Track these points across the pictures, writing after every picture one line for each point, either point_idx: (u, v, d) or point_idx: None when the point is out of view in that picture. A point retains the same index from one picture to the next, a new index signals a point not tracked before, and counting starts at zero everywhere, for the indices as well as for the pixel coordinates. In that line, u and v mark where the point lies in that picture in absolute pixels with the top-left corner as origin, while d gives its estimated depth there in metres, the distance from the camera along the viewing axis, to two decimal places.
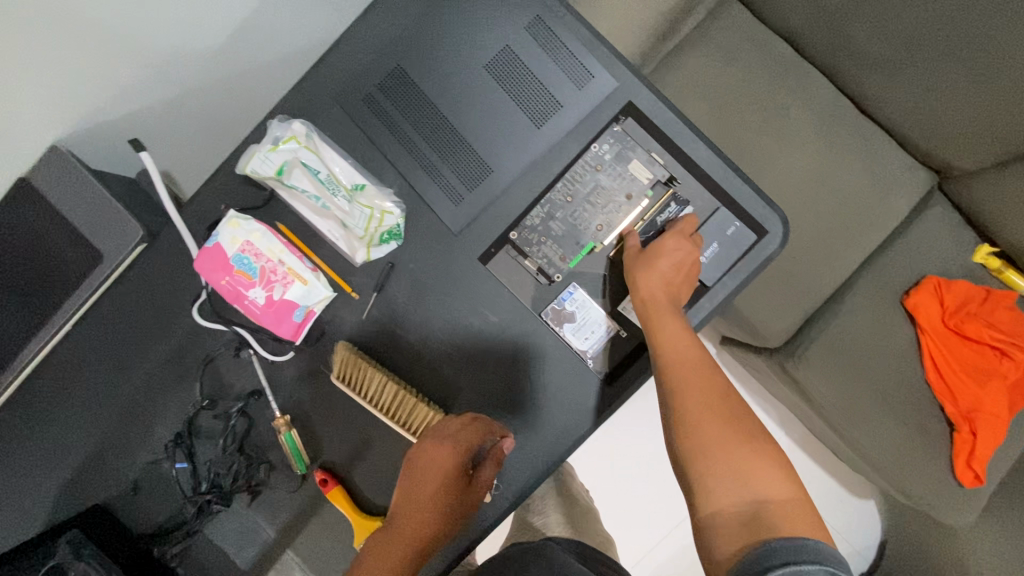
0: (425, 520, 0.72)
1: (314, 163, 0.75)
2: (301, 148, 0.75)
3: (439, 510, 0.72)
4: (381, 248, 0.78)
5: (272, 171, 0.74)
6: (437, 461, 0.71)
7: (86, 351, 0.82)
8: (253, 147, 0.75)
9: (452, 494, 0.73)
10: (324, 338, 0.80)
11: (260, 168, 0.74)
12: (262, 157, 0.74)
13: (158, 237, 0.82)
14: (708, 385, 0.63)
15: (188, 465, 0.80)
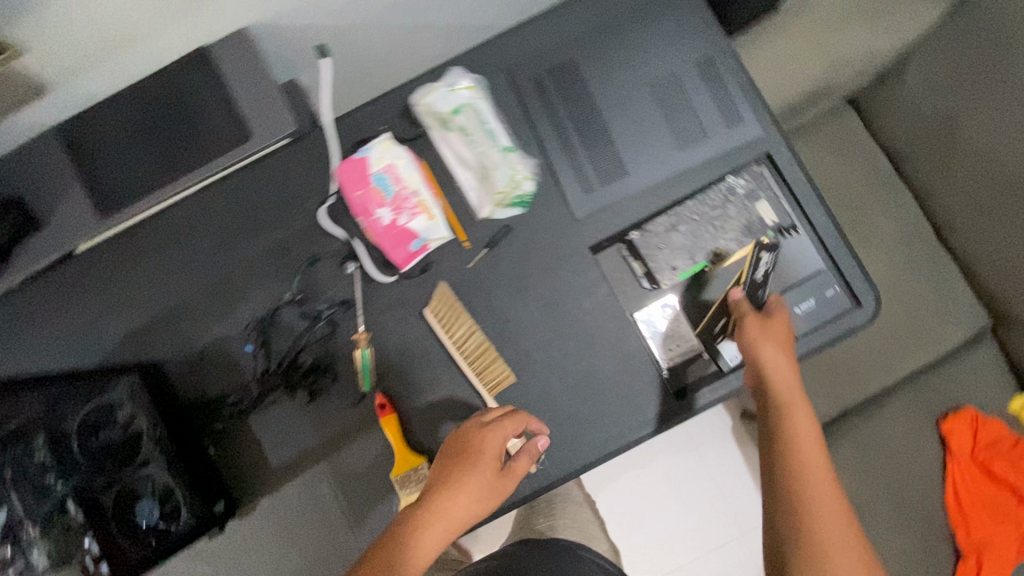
0: (468, 508, 0.71)
1: (484, 115, 0.82)
2: (477, 99, 0.82)
3: (478, 501, 0.71)
4: (506, 210, 0.82)
5: (449, 108, 0.81)
6: (481, 446, 0.72)
7: (197, 217, 0.86)
8: (435, 83, 0.83)
9: (489, 488, 0.72)
10: (424, 275, 0.83)
11: (436, 102, 0.81)
12: (442, 93, 0.81)
13: (302, 138, 0.86)
14: (811, 463, 0.69)
15: (261, 350, 0.83)
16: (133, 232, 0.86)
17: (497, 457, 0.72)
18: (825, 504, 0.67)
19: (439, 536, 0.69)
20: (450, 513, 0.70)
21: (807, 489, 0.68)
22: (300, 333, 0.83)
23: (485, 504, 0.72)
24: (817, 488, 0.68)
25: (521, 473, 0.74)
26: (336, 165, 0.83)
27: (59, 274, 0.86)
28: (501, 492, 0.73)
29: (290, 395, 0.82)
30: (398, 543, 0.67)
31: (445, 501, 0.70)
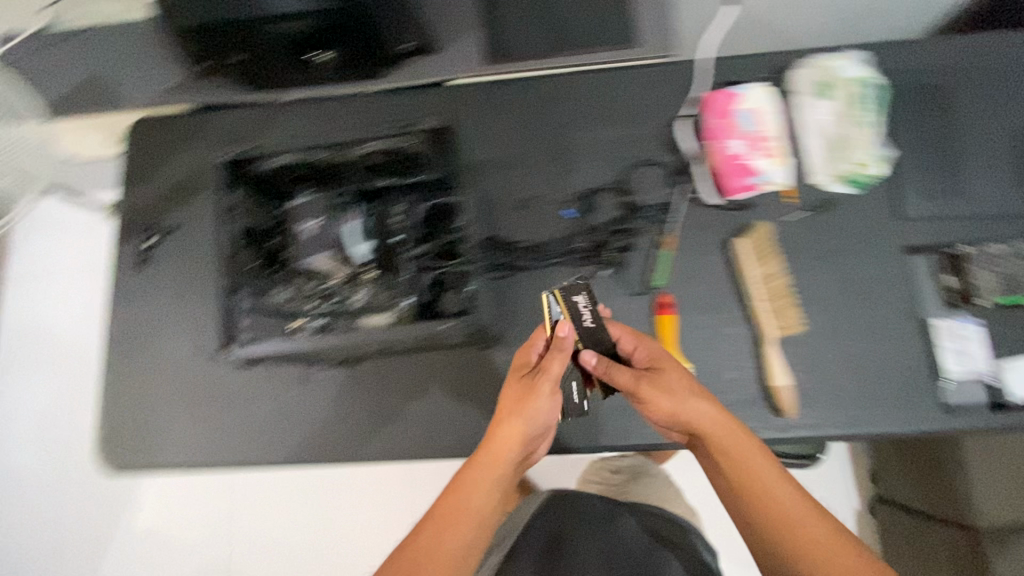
0: (505, 461, 0.70)
1: (872, 99, 0.88)
2: (874, 83, 0.88)
3: (517, 430, 0.70)
4: (842, 185, 0.89)
5: (852, 77, 0.88)
6: (524, 364, 0.75)
7: (558, 91, 0.96)
8: (844, 53, 0.89)
9: (529, 409, 0.70)
10: (742, 212, 0.89)
11: (838, 70, 0.89)
12: (847, 66, 0.89)
13: (675, 61, 0.95)
14: (727, 426, 0.69)
15: (576, 218, 0.91)
16: (501, 85, 0.98)
17: (519, 366, 0.75)
18: (811, 524, 0.63)
19: (450, 522, 0.66)
20: (482, 461, 0.69)
21: (778, 507, 0.64)
22: (615, 216, 0.91)
23: (523, 438, 0.70)
24: (779, 497, 0.64)
25: (556, 369, 0.70)
26: (709, 91, 0.91)
27: (427, 93, 0.98)
28: (539, 414, 0.71)
29: (586, 265, 0.89)
30: (449, 515, 0.66)
31: (470, 481, 0.68)
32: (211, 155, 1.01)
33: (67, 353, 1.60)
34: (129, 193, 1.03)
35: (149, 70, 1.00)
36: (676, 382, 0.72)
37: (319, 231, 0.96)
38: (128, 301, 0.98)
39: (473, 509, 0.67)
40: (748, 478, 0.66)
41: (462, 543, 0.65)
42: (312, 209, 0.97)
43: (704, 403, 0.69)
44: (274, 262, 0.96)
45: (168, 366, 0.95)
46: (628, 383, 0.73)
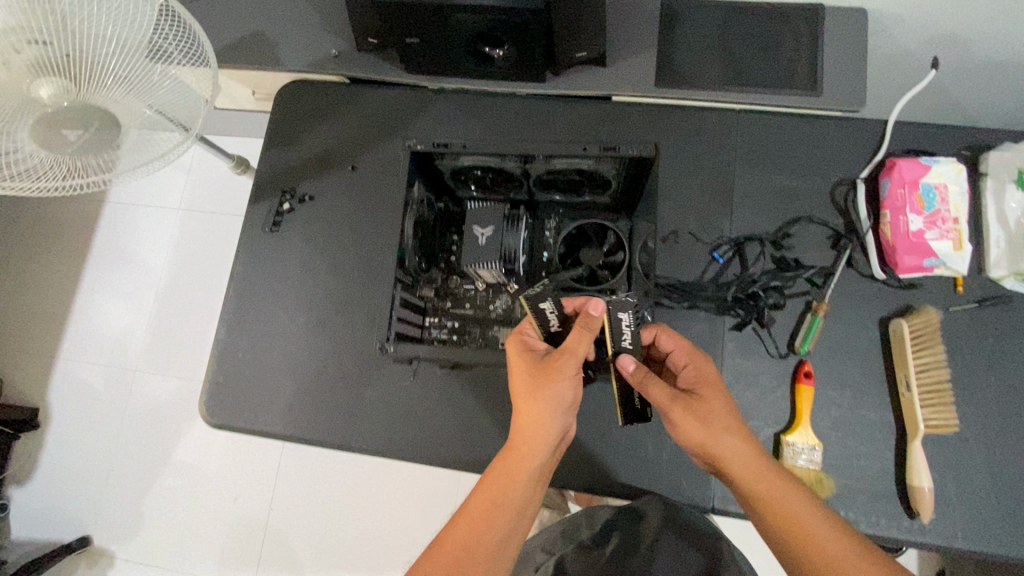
0: (538, 445, 0.67)
1: None
2: None
3: (547, 413, 0.67)
4: (1018, 283, 0.82)
5: None
6: (527, 347, 0.71)
7: (725, 128, 0.92)
8: None
9: (546, 389, 0.67)
10: (905, 292, 0.84)
11: None
12: None
13: (855, 120, 0.90)
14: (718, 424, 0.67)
15: (723, 263, 0.87)
16: (664, 111, 0.95)
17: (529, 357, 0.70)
18: (827, 535, 0.61)
19: (483, 515, 0.65)
20: (515, 449, 0.68)
21: (793, 529, 0.62)
22: (766, 270, 0.85)
23: (557, 417, 0.68)
24: (796, 521, 0.62)
25: (575, 347, 0.67)
26: (887, 159, 0.86)
27: (587, 106, 0.97)
28: (564, 395, 0.67)
29: (728, 315, 0.85)
30: (492, 499, 0.66)
31: (503, 472, 0.67)
32: (360, 131, 1.00)
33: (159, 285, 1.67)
34: (273, 154, 1.02)
35: (317, 38, 1.02)
36: (717, 417, 0.67)
37: (494, 239, 0.71)
38: (252, 261, 0.98)
39: (511, 501, 0.66)
40: (764, 502, 0.64)
41: (497, 535, 0.64)
42: (489, 216, 0.72)
43: (728, 436, 0.66)
44: (430, 260, 0.80)
45: (282, 333, 0.94)
46: (661, 399, 0.68)
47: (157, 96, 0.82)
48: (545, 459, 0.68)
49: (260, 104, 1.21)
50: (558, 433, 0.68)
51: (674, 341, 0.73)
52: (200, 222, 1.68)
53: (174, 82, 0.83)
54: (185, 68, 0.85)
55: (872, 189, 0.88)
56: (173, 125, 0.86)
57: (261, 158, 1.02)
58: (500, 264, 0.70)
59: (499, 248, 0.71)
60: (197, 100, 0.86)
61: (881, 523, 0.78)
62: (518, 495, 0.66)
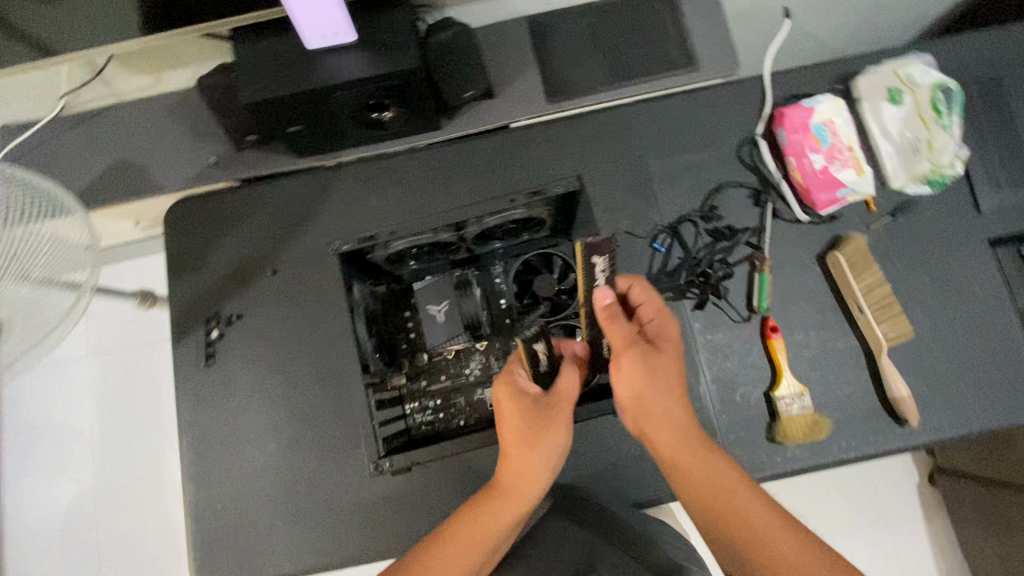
0: (535, 487, 0.68)
1: (952, 98, 0.85)
2: (952, 84, 0.86)
3: (545, 460, 0.68)
4: (920, 186, 0.89)
5: (928, 81, 0.86)
6: (518, 389, 0.69)
7: (625, 122, 0.94)
8: (913, 58, 0.89)
9: (546, 438, 0.68)
10: (829, 225, 0.90)
11: (911, 75, 0.88)
12: (919, 70, 0.87)
13: (737, 82, 0.95)
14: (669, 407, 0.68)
15: (665, 252, 0.88)
16: (564, 123, 0.96)
17: (528, 401, 0.68)
18: (761, 518, 0.63)
19: (467, 551, 0.64)
20: (508, 489, 0.68)
21: (723, 497, 0.64)
22: (704, 246, 0.89)
23: (553, 464, 0.69)
24: (721, 485, 0.64)
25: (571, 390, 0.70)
26: (775, 111, 0.91)
27: (490, 138, 0.95)
28: (560, 441, 0.68)
29: (686, 297, 0.87)
30: (474, 535, 0.65)
31: (492, 509, 0.67)
32: (269, 232, 0.94)
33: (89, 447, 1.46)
34: (182, 284, 0.94)
35: (190, 150, 0.95)
36: (666, 376, 0.68)
37: (452, 312, 0.77)
38: (198, 402, 0.90)
39: (493, 537, 0.66)
40: (689, 463, 0.66)
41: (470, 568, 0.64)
42: (440, 292, 0.78)
43: (670, 398, 0.68)
44: (389, 354, 0.78)
45: (255, 467, 0.87)
46: (617, 342, 0.68)
47: (36, 265, 0.74)
48: (530, 503, 0.69)
49: (148, 230, 1.11)
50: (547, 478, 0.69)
51: (648, 296, 0.73)
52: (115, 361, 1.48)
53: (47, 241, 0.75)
54: (48, 221, 0.77)
55: (771, 141, 0.93)
56: (64, 289, 0.76)
57: (170, 292, 0.94)
58: (466, 334, 0.76)
59: (459, 319, 0.76)
60: (81, 248, 0.79)
61: (878, 440, 0.84)
62: (497, 534, 0.66)
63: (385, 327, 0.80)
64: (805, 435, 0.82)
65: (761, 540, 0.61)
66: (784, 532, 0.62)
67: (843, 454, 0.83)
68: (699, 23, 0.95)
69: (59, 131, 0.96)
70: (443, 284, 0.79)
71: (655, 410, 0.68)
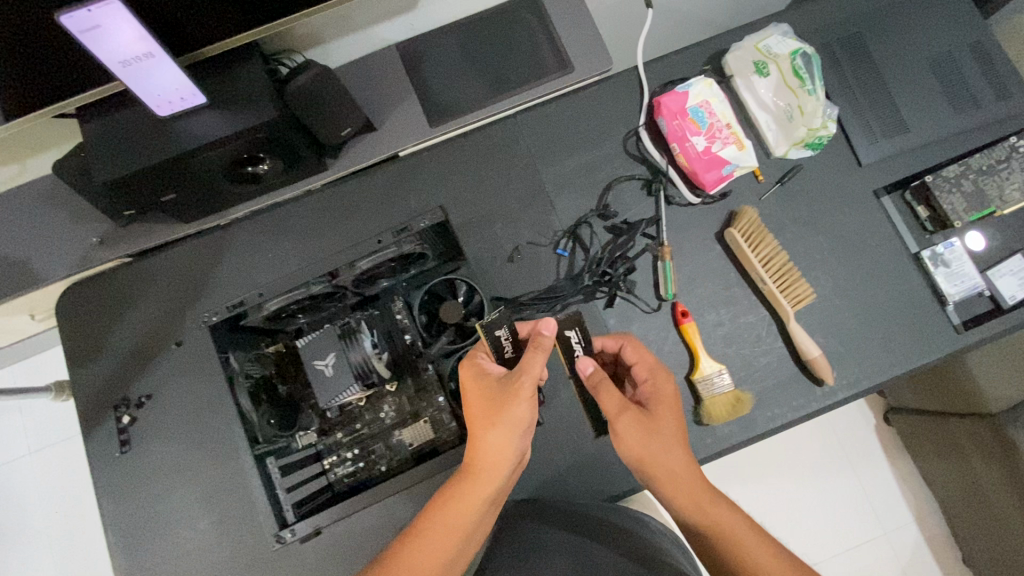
0: (497, 470, 0.66)
1: (810, 65, 0.90)
2: (807, 52, 0.90)
3: (504, 437, 0.66)
4: (800, 150, 0.92)
5: (786, 51, 0.90)
6: (481, 371, 0.70)
7: (510, 134, 0.94)
8: (769, 31, 0.93)
9: (504, 414, 0.66)
10: (723, 202, 0.91)
11: (771, 47, 0.91)
12: (778, 41, 0.91)
13: (613, 77, 0.96)
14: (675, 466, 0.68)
15: (568, 256, 0.89)
16: (451, 144, 0.95)
17: (487, 378, 0.69)
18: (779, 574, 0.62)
19: (443, 539, 0.65)
20: (476, 472, 0.66)
21: (717, 527, 0.65)
22: (605, 243, 0.89)
23: (513, 442, 0.67)
24: (724, 521, 0.66)
25: (536, 370, 0.66)
26: (653, 100, 0.93)
27: (380, 173, 0.94)
28: (521, 417, 0.66)
29: (595, 297, 0.88)
30: (449, 527, 0.65)
31: (459, 495, 0.66)
32: (167, 304, 0.91)
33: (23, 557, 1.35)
34: (84, 373, 0.90)
35: (69, 235, 0.91)
36: (664, 433, 0.69)
37: (340, 364, 0.73)
38: (119, 494, 0.86)
39: (467, 526, 0.66)
40: (686, 502, 0.67)
41: (445, 557, 0.64)
42: (322, 345, 0.74)
43: (670, 450, 0.68)
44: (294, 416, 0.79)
45: (188, 550, 0.84)
46: (609, 409, 0.71)
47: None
48: (497, 485, 0.67)
49: (48, 322, 1.07)
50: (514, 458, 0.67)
51: (638, 355, 0.76)
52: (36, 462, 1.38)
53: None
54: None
55: (655, 130, 0.94)
56: None
57: (72, 385, 0.89)
58: (359, 384, 0.73)
59: (349, 370, 0.73)
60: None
61: (802, 403, 0.85)
62: (472, 521, 0.66)
63: (285, 391, 0.79)
64: (727, 412, 0.83)
65: (756, 568, 0.62)
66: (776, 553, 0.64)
67: (772, 422, 0.84)
68: (566, 25, 0.95)
69: None
70: (325, 337, 0.75)
71: (658, 467, 0.68)
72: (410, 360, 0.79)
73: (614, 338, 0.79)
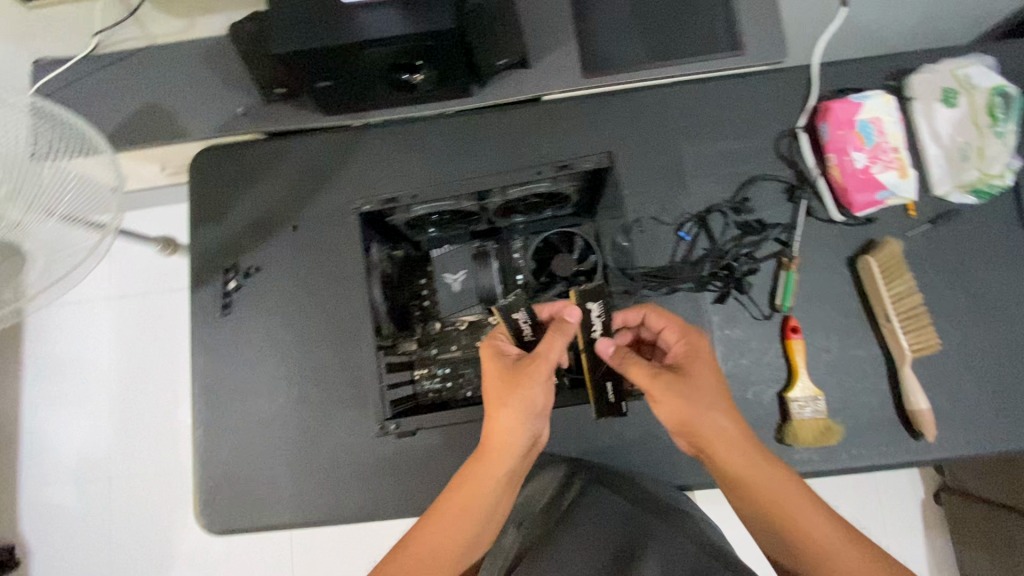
0: (504, 450, 0.64)
1: (1010, 106, 0.81)
2: (1011, 90, 0.81)
3: (515, 415, 0.64)
4: (963, 196, 0.86)
5: (988, 85, 0.82)
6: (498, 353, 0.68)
7: (659, 104, 0.91)
8: (972, 59, 0.84)
9: (518, 392, 0.64)
10: (864, 228, 0.86)
11: (969, 77, 0.83)
12: (978, 73, 0.83)
13: (782, 71, 0.91)
14: (726, 438, 0.64)
15: (690, 241, 0.86)
16: (598, 100, 0.93)
17: (504, 360, 0.67)
18: (830, 539, 0.62)
19: (455, 517, 0.63)
20: (486, 453, 0.65)
21: (768, 506, 0.63)
22: (733, 237, 0.86)
23: (525, 423, 0.64)
24: (773, 497, 0.63)
25: (554, 354, 0.65)
26: (820, 104, 0.87)
27: (520, 111, 0.93)
28: (533, 397, 0.64)
29: (707, 288, 0.85)
30: (463, 505, 0.64)
31: (473, 474, 0.65)
32: (292, 187, 0.94)
33: (112, 380, 1.55)
34: (203, 232, 0.94)
35: (216, 99, 0.93)
36: (704, 387, 0.65)
37: (468, 283, 0.77)
38: (211, 350, 0.91)
39: (483, 505, 0.64)
40: (743, 479, 0.64)
41: (463, 539, 0.63)
42: (457, 261, 0.78)
43: (712, 414, 0.64)
44: (404, 322, 0.78)
45: (263, 419, 0.89)
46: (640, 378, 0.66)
47: (62, 203, 0.75)
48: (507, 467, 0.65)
49: (173, 179, 1.13)
50: (525, 440, 0.65)
51: (665, 321, 0.72)
52: (140, 304, 1.56)
53: (76, 180, 0.76)
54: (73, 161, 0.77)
55: (813, 135, 0.89)
56: (88, 229, 0.78)
57: (191, 241, 0.94)
58: (482, 307, 0.76)
59: (475, 291, 0.77)
60: (103, 188, 0.79)
61: (892, 453, 0.81)
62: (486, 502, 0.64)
63: (401, 295, 0.79)
64: (813, 439, 0.80)
65: (807, 538, 0.62)
66: (819, 516, 0.63)
67: (854, 463, 0.81)
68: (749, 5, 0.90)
69: (88, 70, 0.96)
70: (460, 253, 0.78)
71: (710, 441, 0.64)
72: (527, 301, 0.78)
73: (635, 311, 0.74)
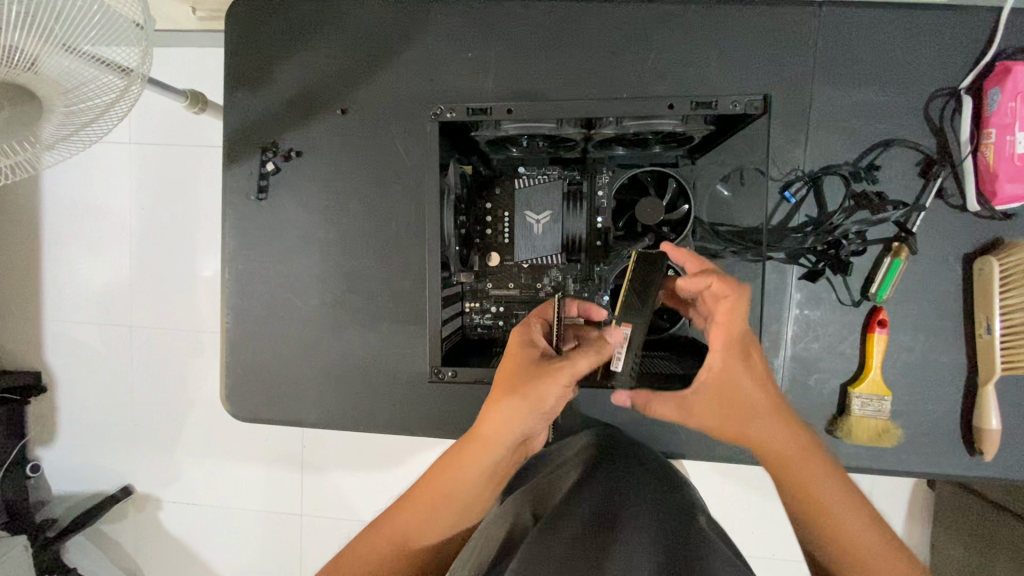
0: (491, 444, 0.60)
1: None
2: None
3: (515, 416, 0.57)
4: None
5: None
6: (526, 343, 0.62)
7: (796, 28, 0.75)
8: None
9: (527, 395, 0.56)
10: (991, 223, 0.75)
11: None
12: None
13: (960, 10, 0.73)
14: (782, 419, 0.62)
15: (794, 204, 0.76)
16: (722, 9, 0.75)
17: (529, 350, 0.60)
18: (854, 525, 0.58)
19: (428, 504, 0.62)
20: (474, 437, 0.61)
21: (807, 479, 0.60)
22: (846, 211, 0.74)
23: (522, 425, 0.58)
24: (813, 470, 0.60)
25: (582, 368, 0.56)
26: (999, 66, 0.71)
27: (629, 9, 0.77)
28: (543, 404, 0.56)
29: (799, 260, 0.76)
30: (440, 492, 0.62)
31: (458, 460, 0.62)
32: (344, 60, 0.81)
33: (133, 234, 1.50)
34: (241, 99, 0.82)
35: None
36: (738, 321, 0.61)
37: (554, 226, 0.70)
38: (244, 235, 0.84)
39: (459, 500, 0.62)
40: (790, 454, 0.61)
41: (421, 530, 0.62)
42: (544, 199, 0.70)
43: (747, 375, 0.61)
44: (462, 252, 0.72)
45: (295, 317, 0.84)
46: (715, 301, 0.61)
47: (84, 39, 0.63)
48: (494, 467, 0.62)
49: (205, 24, 0.98)
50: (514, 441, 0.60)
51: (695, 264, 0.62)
52: (164, 156, 1.45)
53: (99, 10, 0.62)
54: None
55: (976, 102, 0.74)
56: (112, 72, 0.65)
57: (226, 105, 0.83)
58: (561, 255, 0.70)
59: (559, 237, 0.70)
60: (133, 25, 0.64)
61: (947, 467, 0.77)
62: (464, 494, 0.62)
63: (464, 219, 0.72)
64: (870, 441, 0.76)
65: (824, 507, 0.58)
66: (842, 494, 0.59)
67: (901, 468, 0.77)
68: None
69: None
70: (553, 191, 0.70)
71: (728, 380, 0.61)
72: (606, 248, 0.73)
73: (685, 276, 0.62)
